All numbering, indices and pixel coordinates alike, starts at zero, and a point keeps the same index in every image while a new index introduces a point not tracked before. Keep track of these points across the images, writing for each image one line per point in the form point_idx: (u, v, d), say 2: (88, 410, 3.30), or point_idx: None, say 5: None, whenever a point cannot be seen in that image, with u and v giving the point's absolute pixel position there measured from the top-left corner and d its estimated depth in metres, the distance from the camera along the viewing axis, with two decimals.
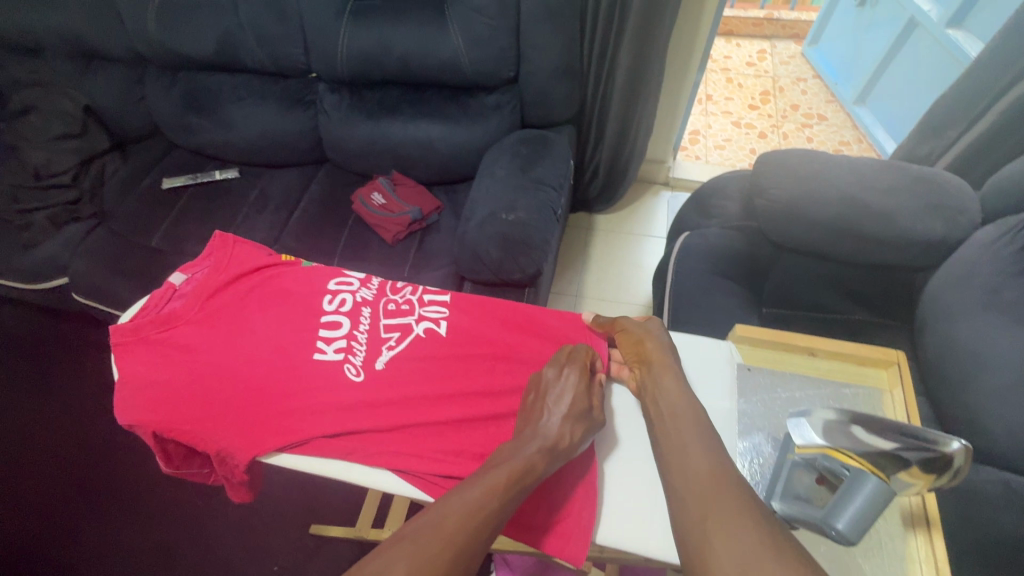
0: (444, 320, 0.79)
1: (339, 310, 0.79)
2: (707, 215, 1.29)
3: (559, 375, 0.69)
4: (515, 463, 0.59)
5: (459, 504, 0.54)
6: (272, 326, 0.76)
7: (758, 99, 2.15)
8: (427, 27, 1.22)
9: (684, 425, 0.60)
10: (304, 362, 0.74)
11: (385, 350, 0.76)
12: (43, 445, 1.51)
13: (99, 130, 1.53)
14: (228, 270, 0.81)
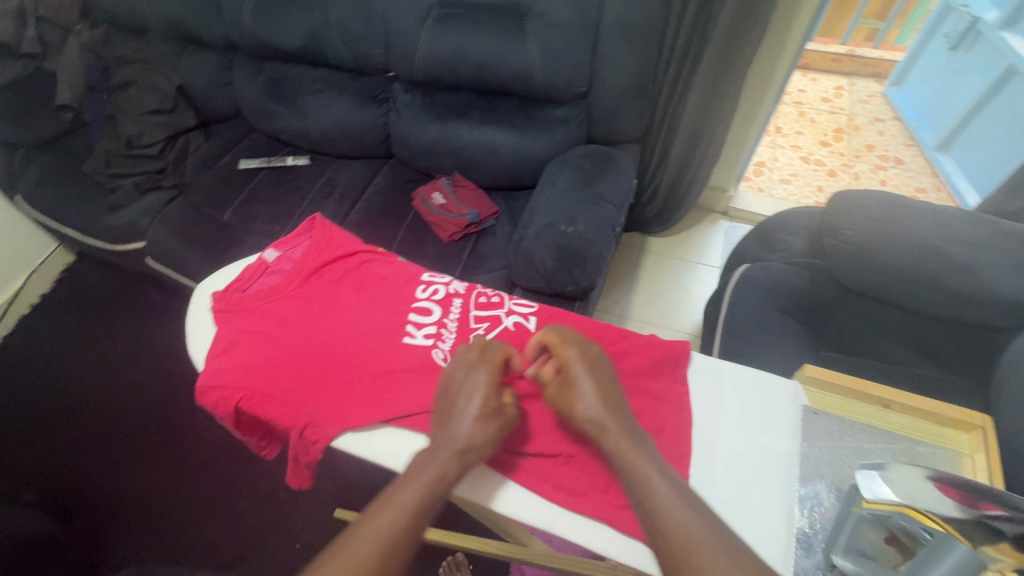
0: (534, 316, 0.69)
1: (431, 296, 0.71)
2: (770, 248, 1.25)
3: (468, 373, 0.60)
4: (426, 477, 0.53)
5: (373, 535, 0.49)
6: (365, 308, 0.69)
7: (830, 136, 2.08)
8: (506, 38, 1.24)
9: (643, 475, 0.53)
10: (393, 348, 0.66)
11: (474, 339, 0.67)
12: (105, 397, 1.61)
13: (187, 109, 1.63)
14: (332, 249, 0.75)
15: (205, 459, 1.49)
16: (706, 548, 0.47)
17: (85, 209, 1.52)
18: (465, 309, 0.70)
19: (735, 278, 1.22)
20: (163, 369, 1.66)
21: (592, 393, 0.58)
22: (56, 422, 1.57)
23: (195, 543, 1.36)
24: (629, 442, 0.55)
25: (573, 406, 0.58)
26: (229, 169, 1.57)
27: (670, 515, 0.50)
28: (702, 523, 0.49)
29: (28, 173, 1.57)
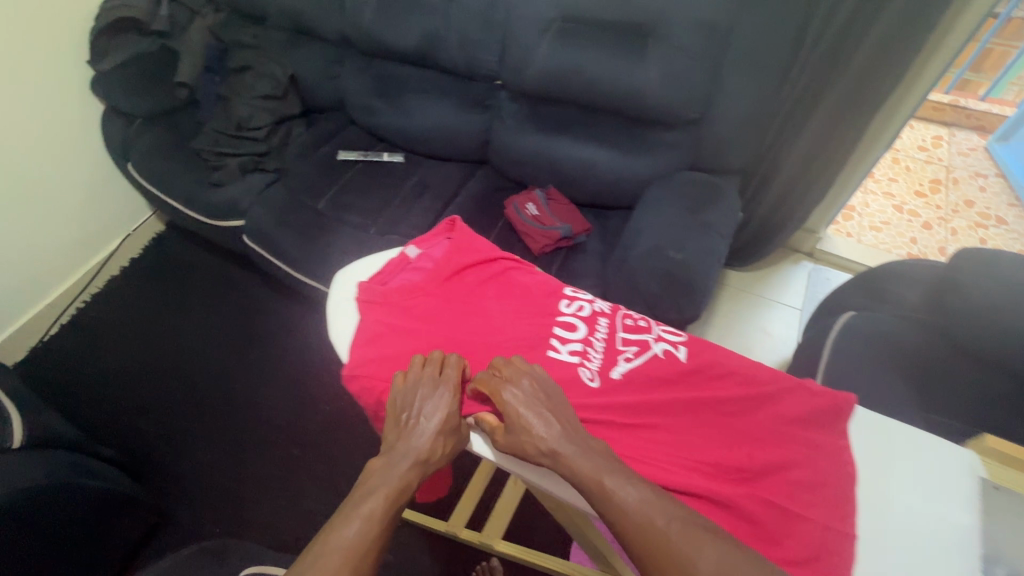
0: (682, 345, 0.73)
1: (577, 314, 0.75)
2: (879, 299, 1.19)
3: (434, 389, 0.64)
4: (391, 486, 0.60)
5: (345, 541, 0.55)
6: (509, 316, 0.73)
7: (926, 186, 2.00)
8: (627, 57, 1.23)
9: (590, 480, 0.58)
10: (541, 358, 0.70)
11: (621, 361, 0.71)
12: (178, 364, 1.65)
13: (294, 97, 1.69)
14: (474, 252, 0.79)
15: (268, 437, 1.50)
16: (665, 534, 0.54)
17: (190, 183, 1.58)
18: (613, 330, 0.75)
19: (838, 323, 1.16)
20: (234, 342, 1.68)
21: (535, 419, 0.62)
22: (131, 383, 1.62)
23: (255, 520, 1.38)
24: (576, 455, 0.60)
25: (523, 431, 0.62)
26: (328, 158, 1.62)
27: (623, 510, 0.56)
28: (657, 513, 0.55)
29: (141, 143, 1.65)
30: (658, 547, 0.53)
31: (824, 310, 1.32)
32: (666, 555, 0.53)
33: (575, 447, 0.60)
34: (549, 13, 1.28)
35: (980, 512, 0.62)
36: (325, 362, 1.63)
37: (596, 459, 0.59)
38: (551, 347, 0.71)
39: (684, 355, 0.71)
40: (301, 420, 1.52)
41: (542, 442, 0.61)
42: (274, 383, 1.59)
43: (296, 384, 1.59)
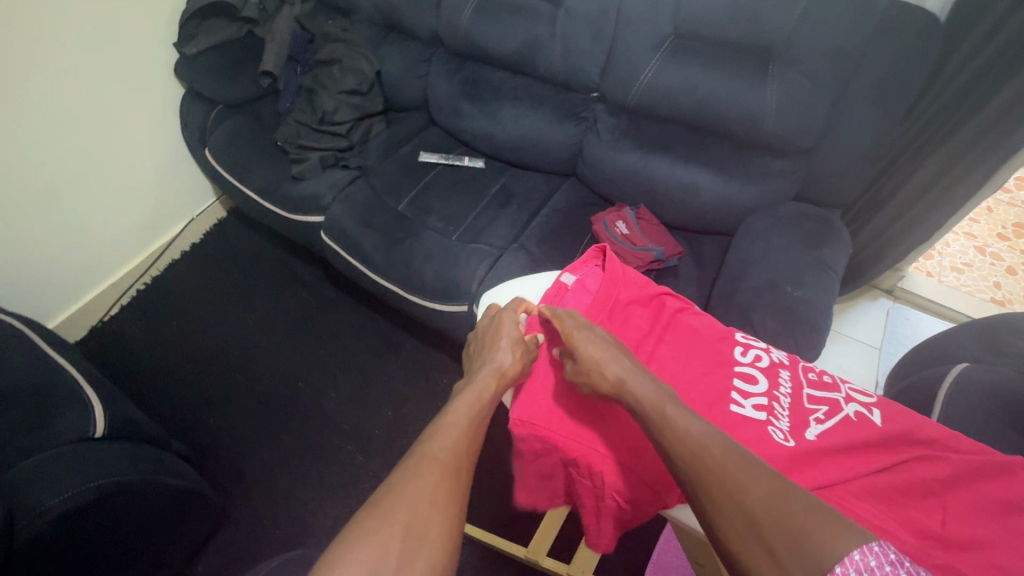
0: (876, 410, 0.71)
1: (754, 364, 0.78)
2: (996, 353, 1.13)
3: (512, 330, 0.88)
4: (480, 385, 0.80)
5: (449, 426, 0.73)
6: (678, 360, 0.80)
7: (1009, 229, 1.93)
8: (745, 80, 1.19)
9: (652, 408, 0.66)
10: (721, 409, 0.72)
11: (813, 422, 0.70)
12: (242, 355, 1.64)
13: (377, 94, 1.67)
14: (629, 287, 0.91)
15: (333, 440, 1.48)
16: (718, 462, 0.56)
17: (268, 174, 1.55)
18: (795, 386, 0.76)
19: (949, 376, 1.10)
20: (300, 338, 1.67)
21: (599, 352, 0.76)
22: (195, 372, 1.61)
23: (316, 525, 1.35)
24: (637, 383, 0.70)
25: (591, 362, 0.76)
26: (410, 159, 1.59)
27: (680, 439, 0.60)
28: (713, 444, 0.58)
29: (220, 130, 1.63)
30: (709, 474, 0.56)
31: (925, 356, 1.25)
32: (716, 477, 0.55)
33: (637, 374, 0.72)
34: (664, 28, 1.23)
35: None
36: (391, 366, 1.61)
37: (659, 396, 0.68)
38: (732, 399, 0.73)
39: (879, 419, 0.69)
40: (369, 422, 1.51)
41: (607, 370, 0.74)
42: (340, 385, 1.58)
43: (363, 387, 1.57)
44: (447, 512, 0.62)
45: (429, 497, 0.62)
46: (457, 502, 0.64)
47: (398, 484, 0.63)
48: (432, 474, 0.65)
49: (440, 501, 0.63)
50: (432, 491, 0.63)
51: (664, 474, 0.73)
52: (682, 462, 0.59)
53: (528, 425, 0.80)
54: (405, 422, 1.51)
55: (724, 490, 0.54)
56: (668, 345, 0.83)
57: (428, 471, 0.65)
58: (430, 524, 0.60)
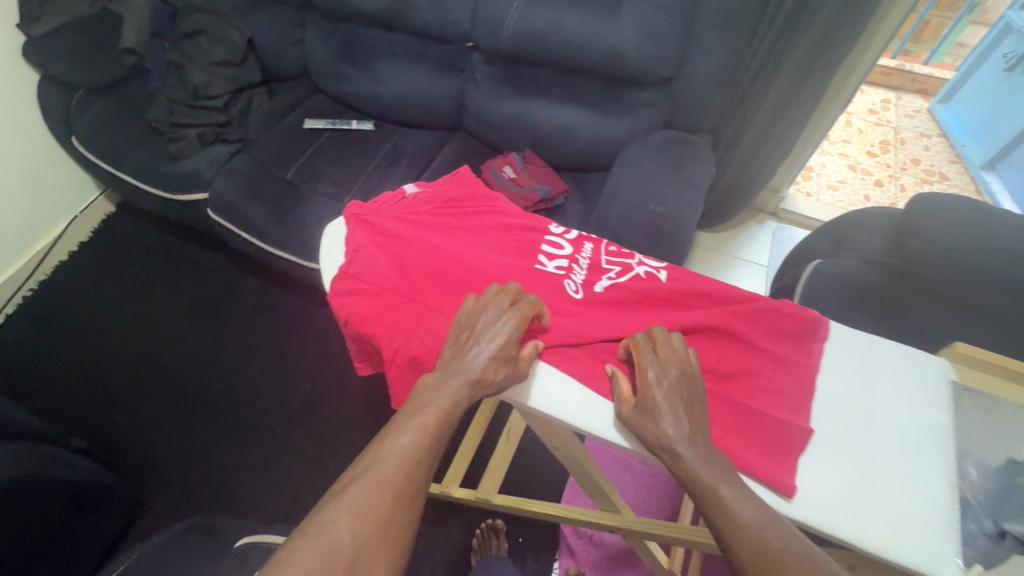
0: (664, 270, 0.73)
1: (566, 235, 0.76)
2: (844, 247, 1.23)
3: (499, 316, 0.62)
4: (441, 402, 0.57)
5: (398, 445, 0.55)
6: (506, 239, 0.75)
7: (877, 147, 2.11)
8: (602, 15, 1.23)
9: (705, 488, 0.51)
10: (526, 268, 0.71)
11: (604, 278, 0.72)
12: (146, 349, 1.58)
13: (253, 64, 1.62)
14: (465, 183, 0.81)
15: (250, 418, 1.46)
16: (780, 554, 0.47)
17: (144, 156, 1.49)
18: (595, 254, 0.75)
19: (807, 272, 1.19)
20: (208, 324, 1.63)
21: (666, 410, 0.55)
22: (96, 373, 1.54)
23: (238, 502, 1.33)
24: (696, 461, 0.53)
25: (650, 418, 0.56)
26: (294, 127, 1.56)
27: (744, 531, 0.49)
28: (773, 528, 0.48)
29: (87, 115, 1.54)
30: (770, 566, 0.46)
31: (791, 261, 1.35)
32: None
33: (699, 453, 0.53)
34: None
35: (955, 413, 0.59)
36: (305, 338, 1.59)
37: (727, 476, 0.52)
38: (538, 261, 0.72)
39: (664, 277, 0.72)
40: (285, 396, 1.49)
41: (666, 438, 0.54)
42: (252, 364, 1.55)
43: (277, 362, 1.55)
44: (390, 551, 0.51)
45: (370, 528, 0.50)
46: (404, 533, 0.52)
47: (338, 509, 0.51)
48: (377, 498, 0.52)
49: (387, 532, 0.51)
50: (380, 521, 0.51)
51: None
52: (731, 545, 0.49)
53: (350, 277, 0.69)
54: (321, 392, 1.49)
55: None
56: (493, 224, 0.76)
57: (377, 495, 0.52)
58: (374, 557, 0.50)
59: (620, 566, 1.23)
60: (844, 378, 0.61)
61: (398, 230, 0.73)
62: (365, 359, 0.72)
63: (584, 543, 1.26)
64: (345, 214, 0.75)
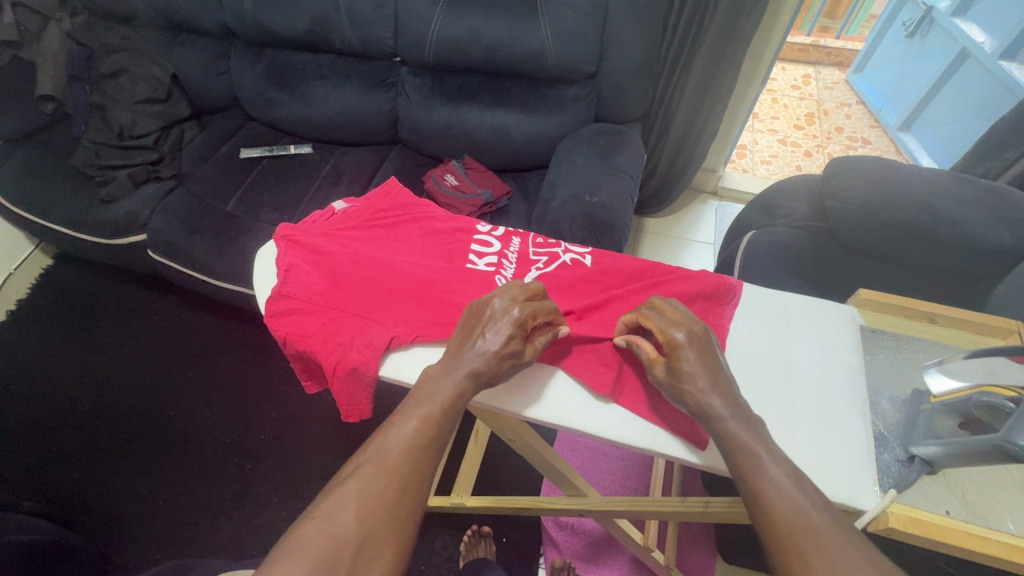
0: (589, 255, 0.77)
1: (492, 232, 0.79)
2: (774, 215, 1.29)
3: (506, 309, 0.62)
4: (447, 392, 0.58)
5: (399, 435, 0.56)
6: (437, 243, 0.77)
7: (803, 120, 2.22)
8: (518, 18, 1.26)
9: (745, 455, 0.53)
10: (458, 268, 0.73)
11: (533, 269, 0.74)
12: (98, 401, 1.53)
13: (180, 98, 1.60)
14: (392, 194, 0.83)
15: (217, 456, 1.42)
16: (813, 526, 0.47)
17: (74, 203, 1.44)
18: (523, 247, 0.77)
19: (743, 244, 1.24)
20: (163, 367, 1.58)
21: (700, 373, 0.58)
22: (48, 433, 1.48)
23: (214, 543, 1.29)
24: (729, 418, 0.55)
25: (685, 382, 0.58)
26: (229, 158, 1.54)
27: (779, 497, 0.50)
28: (810, 505, 0.49)
29: (8, 168, 1.49)
30: (797, 532, 0.47)
31: (730, 236, 1.40)
32: (802, 540, 0.47)
33: (736, 413, 0.56)
34: None
35: (858, 354, 0.66)
36: (266, 369, 1.57)
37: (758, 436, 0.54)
38: (468, 260, 0.74)
39: (589, 262, 0.75)
40: (252, 429, 1.46)
41: (701, 396, 0.57)
42: (212, 402, 1.51)
43: (238, 396, 1.52)
44: (395, 537, 0.51)
45: (377, 513, 0.51)
46: (412, 520, 0.52)
47: (346, 496, 0.52)
48: (385, 485, 0.53)
49: (396, 517, 0.52)
50: (388, 504, 0.52)
51: (432, 321, 0.67)
52: (763, 505, 0.50)
53: (284, 297, 0.69)
54: (287, 420, 1.47)
55: (811, 548, 0.46)
56: (421, 230, 0.79)
57: (383, 482, 0.53)
58: (381, 543, 0.50)
59: (604, 552, 1.24)
60: (761, 335, 0.67)
61: (329, 247, 0.74)
62: (311, 377, 0.72)
63: (566, 534, 1.26)
64: (276, 235, 0.76)
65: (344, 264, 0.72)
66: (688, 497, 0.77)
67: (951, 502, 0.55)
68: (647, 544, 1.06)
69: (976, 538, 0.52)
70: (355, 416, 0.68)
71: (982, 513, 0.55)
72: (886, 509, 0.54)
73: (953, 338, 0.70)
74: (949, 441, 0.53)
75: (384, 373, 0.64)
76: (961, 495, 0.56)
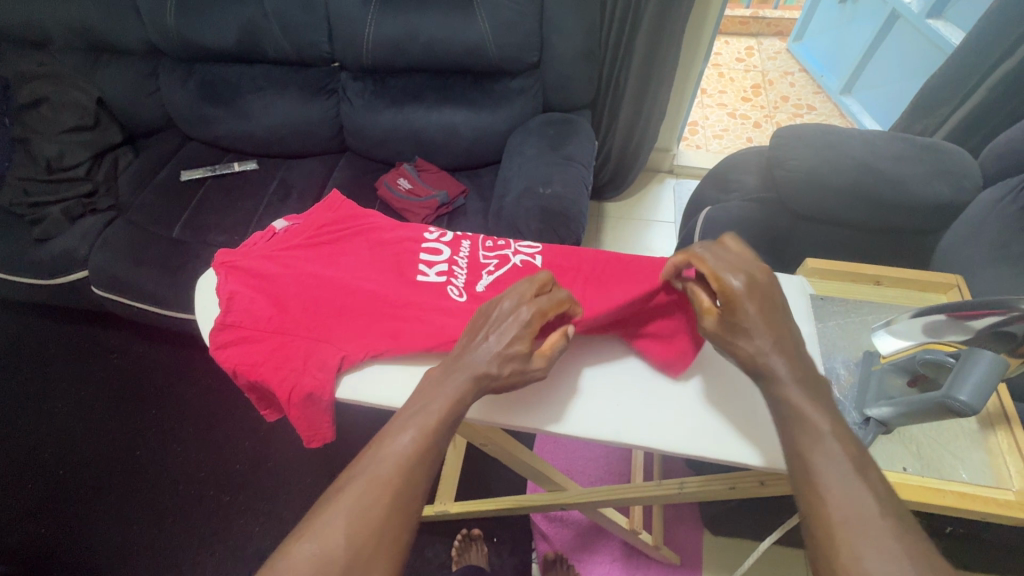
0: (539, 254, 0.75)
1: (440, 239, 0.77)
2: (726, 189, 1.31)
3: (513, 308, 0.60)
4: (447, 400, 0.56)
5: (393, 448, 0.53)
6: (383, 256, 0.74)
7: (750, 92, 2.25)
8: (455, 13, 1.24)
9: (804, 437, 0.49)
10: (408, 282, 0.71)
11: (484, 275, 0.73)
12: (59, 449, 1.46)
13: (110, 123, 1.52)
14: (334, 209, 0.80)
15: (192, 491, 1.37)
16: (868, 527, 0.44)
17: (6, 244, 1.36)
18: (473, 251, 0.76)
19: (700, 220, 1.25)
20: (124, 405, 1.52)
21: (760, 325, 0.54)
22: (9, 489, 1.41)
23: None
24: (790, 383, 0.52)
25: (742, 335, 0.55)
26: (170, 182, 1.48)
27: (843, 491, 0.45)
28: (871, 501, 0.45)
29: None
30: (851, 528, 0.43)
31: (687, 214, 1.41)
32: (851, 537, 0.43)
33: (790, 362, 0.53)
34: None
35: (813, 323, 0.67)
36: (234, 395, 1.52)
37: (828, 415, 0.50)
38: (418, 272, 0.73)
39: (541, 261, 0.74)
40: (226, 459, 1.42)
41: (758, 354, 0.54)
42: (180, 435, 1.46)
43: (207, 426, 1.47)
44: (384, 558, 0.49)
45: (366, 535, 0.49)
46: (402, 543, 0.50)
47: (334, 513, 0.50)
48: (374, 502, 0.51)
49: (386, 534, 0.50)
50: (376, 523, 0.50)
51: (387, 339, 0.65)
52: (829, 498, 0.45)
53: (228, 327, 0.66)
54: (262, 446, 1.43)
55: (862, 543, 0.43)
56: (367, 243, 0.76)
57: (374, 499, 0.51)
58: (369, 564, 0.48)
59: (594, 540, 1.26)
60: None
61: (273, 273, 0.71)
62: (270, 405, 0.69)
63: (556, 527, 1.27)
64: (216, 263, 0.72)
65: (288, 288, 0.69)
66: (664, 481, 0.77)
67: (907, 458, 0.58)
68: (633, 527, 1.08)
69: (932, 491, 0.55)
70: (319, 441, 0.67)
71: (938, 466, 0.57)
72: None
73: (900, 297, 0.72)
74: (899, 402, 0.55)
75: (340, 395, 0.63)
76: (915, 450, 0.58)
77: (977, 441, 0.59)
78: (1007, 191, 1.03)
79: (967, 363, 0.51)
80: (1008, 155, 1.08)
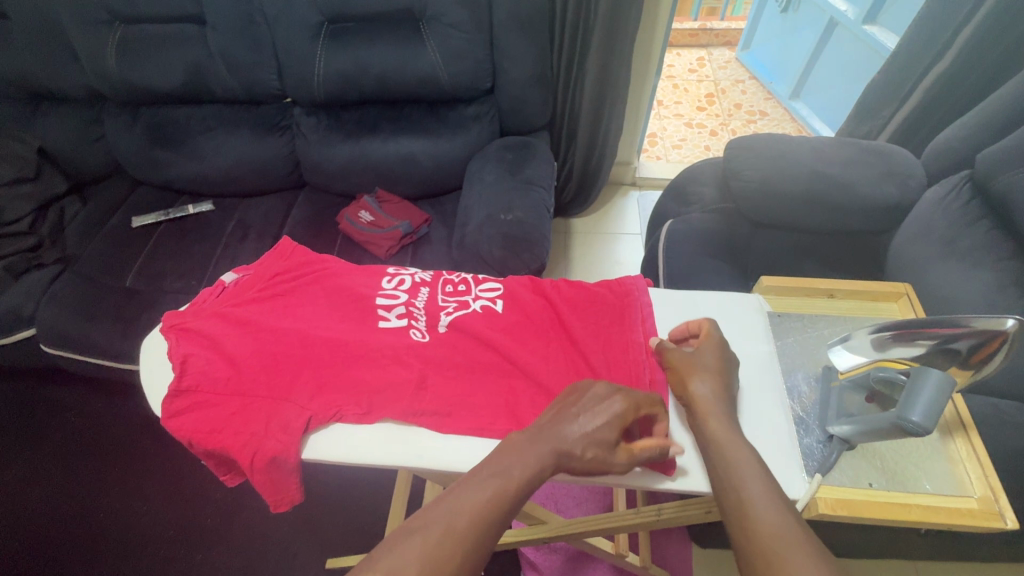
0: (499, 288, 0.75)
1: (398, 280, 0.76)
2: (686, 201, 1.33)
3: (609, 395, 0.59)
4: (525, 471, 0.53)
5: (472, 498, 0.51)
6: (342, 303, 0.73)
7: (704, 101, 2.31)
8: (404, 44, 1.23)
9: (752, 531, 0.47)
10: (369, 328, 0.70)
11: (445, 313, 0.72)
12: (12, 519, 1.37)
13: (54, 173, 1.47)
14: (286, 259, 0.78)
15: (160, 553, 1.30)
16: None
17: None
18: (432, 291, 0.75)
19: (662, 234, 1.26)
20: (82, 467, 1.44)
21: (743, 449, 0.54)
22: None
23: None
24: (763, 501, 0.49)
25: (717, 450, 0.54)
26: (121, 229, 1.42)
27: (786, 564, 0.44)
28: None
29: None
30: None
31: (650, 228, 1.42)
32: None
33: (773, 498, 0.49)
34: (313, 17, 1.22)
35: (772, 341, 0.68)
36: None
37: (785, 513, 0.48)
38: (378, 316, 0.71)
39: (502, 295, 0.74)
40: (196, 514, 1.35)
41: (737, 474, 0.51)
42: (145, 493, 1.39)
43: (173, 482, 1.40)
44: None
45: None
46: None
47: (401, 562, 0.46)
48: (446, 556, 0.47)
49: None
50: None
51: (351, 389, 0.63)
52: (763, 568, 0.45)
53: (183, 393, 0.63)
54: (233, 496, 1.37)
55: None
56: (324, 290, 0.74)
57: (445, 554, 0.47)
58: None
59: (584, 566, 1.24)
60: None
61: (228, 332, 0.68)
62: (229, 470, 0.66)
63: (544, 555, 1.25)
64: (166, 329, 0.69)
65: (246, 344, 0.67)
66: (641, 507, 0.76)
67: (874, 474, 0.58)
68: (621, 553, 1.06)
69: (898, 506, 0.55)
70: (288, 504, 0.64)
71: (900, 478, 0.58)
72: (813, 496, 0.55)
73: (850, 307, 0.74)
74: (858, 419, 0.56)
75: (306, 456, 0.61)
76: (878, 464, 0.59)
77: (937, 449, 0.60)
78: (950, 189, 1.08)
79: (919, 381, 0.52)
80: (949, 153, 1.12)
